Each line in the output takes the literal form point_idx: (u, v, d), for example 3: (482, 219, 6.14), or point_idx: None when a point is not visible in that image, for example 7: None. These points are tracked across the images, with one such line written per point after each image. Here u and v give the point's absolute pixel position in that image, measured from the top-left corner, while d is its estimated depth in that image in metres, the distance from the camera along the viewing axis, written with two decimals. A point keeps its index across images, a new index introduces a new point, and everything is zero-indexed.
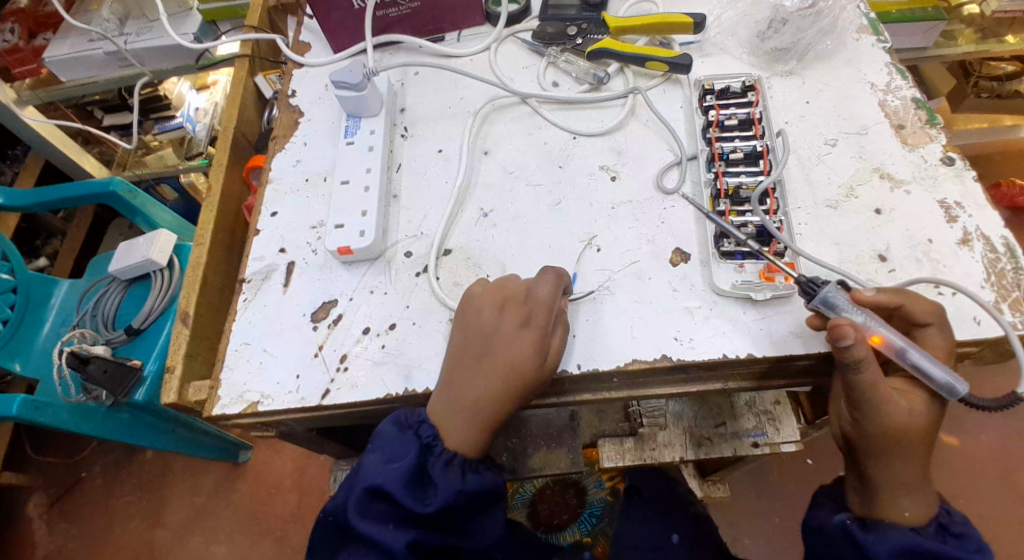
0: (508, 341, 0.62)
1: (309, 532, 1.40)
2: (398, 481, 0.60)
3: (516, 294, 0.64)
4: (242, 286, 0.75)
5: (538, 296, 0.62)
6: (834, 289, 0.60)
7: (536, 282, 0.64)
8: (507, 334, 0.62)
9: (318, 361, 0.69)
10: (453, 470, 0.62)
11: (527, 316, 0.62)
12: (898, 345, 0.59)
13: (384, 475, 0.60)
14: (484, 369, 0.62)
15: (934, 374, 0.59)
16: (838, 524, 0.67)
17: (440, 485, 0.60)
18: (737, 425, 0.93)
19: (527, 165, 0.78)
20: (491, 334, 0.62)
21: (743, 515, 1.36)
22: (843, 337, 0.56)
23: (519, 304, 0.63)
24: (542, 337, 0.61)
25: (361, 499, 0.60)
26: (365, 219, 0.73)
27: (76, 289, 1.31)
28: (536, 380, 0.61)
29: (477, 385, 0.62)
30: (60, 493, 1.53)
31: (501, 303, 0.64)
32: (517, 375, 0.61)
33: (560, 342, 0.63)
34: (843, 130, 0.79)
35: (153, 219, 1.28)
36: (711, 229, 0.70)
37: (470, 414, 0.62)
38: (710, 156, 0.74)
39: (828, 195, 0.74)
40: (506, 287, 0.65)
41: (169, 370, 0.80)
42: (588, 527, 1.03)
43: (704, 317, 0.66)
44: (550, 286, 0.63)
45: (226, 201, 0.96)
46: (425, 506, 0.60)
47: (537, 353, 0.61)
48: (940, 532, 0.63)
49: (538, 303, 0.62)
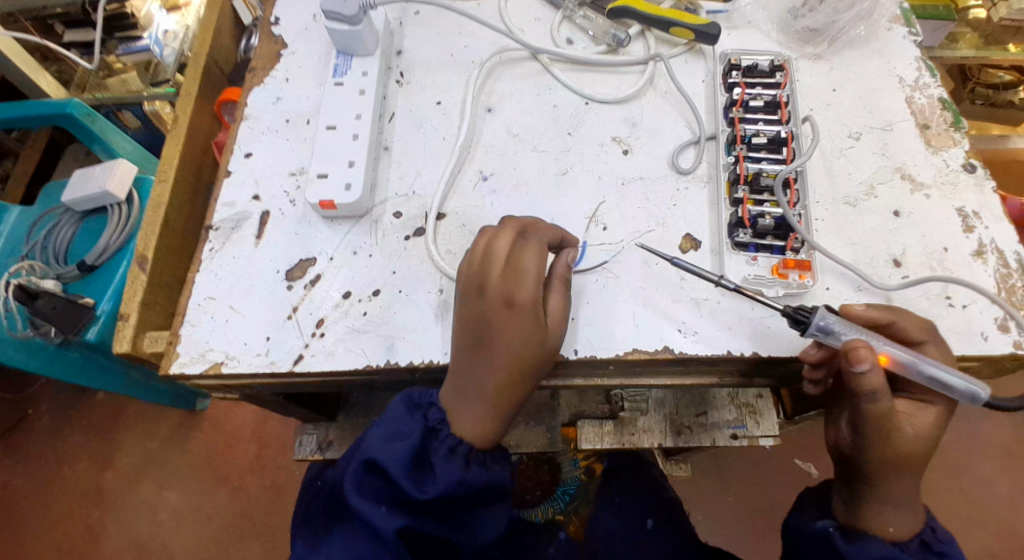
0: (501, 325, 0.56)
1: (268, 484, 1.36)
2: (397, 460, 0.55)
3: (492, 268, 0.56)
4: (210, 233, 0.68)
5: (521, 270, 0.56)
6: (825, 312, 0.55)
7: (517, 250, 0.57)
8: (492, 313, 0.56)
9: (291, 324, 0.63)
10: (456, 458, 0.56)
11: (507, 298, 0.56)
12: (906, 360, 0.55)
13: (383, 452, 0.56)
14: (483, 356, 0.56)
15: (953, 383, 0.54)
16: (820, 531, 0.63)
17: (439, 472, 0.55)
18: (717, 415, 0.85)
19: (534, 128, 0.72)
20: (478, 315, 0.56)
21: (699, 493, 1.33)
22: (858, 361, 0.52)
23: (502, 279, 0.56)
24: (536, 314, 0.55)
25: (357, 474, 0.56)
26: (352, 171, 0.66)
27: (28, 217, 1.19)
28: (539, 356, 0.56)
29: (484, 372, 0.56)
30: (1, 430, 1.44)
31: (479, 282, 0.57)
32: (520, 358, 0.56)
33: (559, 306, 0.58)
34: (868, 124, 0.74)
35: (113, 149, 1.17)
36: (726, 218, 0.65)
37: (480, 399, 0.56)
38: (731, 138, 0.69)
39: (847, 192, 0.70)
40: (484, 257, 0.57)
41: (123, 318, 0.72)
42: (562, 505, 0.99)
43: (710, 310, 0.62)
44: (535, 257, 0.57)
45: (194, 136, 0.87)
46: (421, 492, 0.55)
47: (533, 328, 0.55)
48: (923, 550, 0.58)
49: (519, 274, 0.56)
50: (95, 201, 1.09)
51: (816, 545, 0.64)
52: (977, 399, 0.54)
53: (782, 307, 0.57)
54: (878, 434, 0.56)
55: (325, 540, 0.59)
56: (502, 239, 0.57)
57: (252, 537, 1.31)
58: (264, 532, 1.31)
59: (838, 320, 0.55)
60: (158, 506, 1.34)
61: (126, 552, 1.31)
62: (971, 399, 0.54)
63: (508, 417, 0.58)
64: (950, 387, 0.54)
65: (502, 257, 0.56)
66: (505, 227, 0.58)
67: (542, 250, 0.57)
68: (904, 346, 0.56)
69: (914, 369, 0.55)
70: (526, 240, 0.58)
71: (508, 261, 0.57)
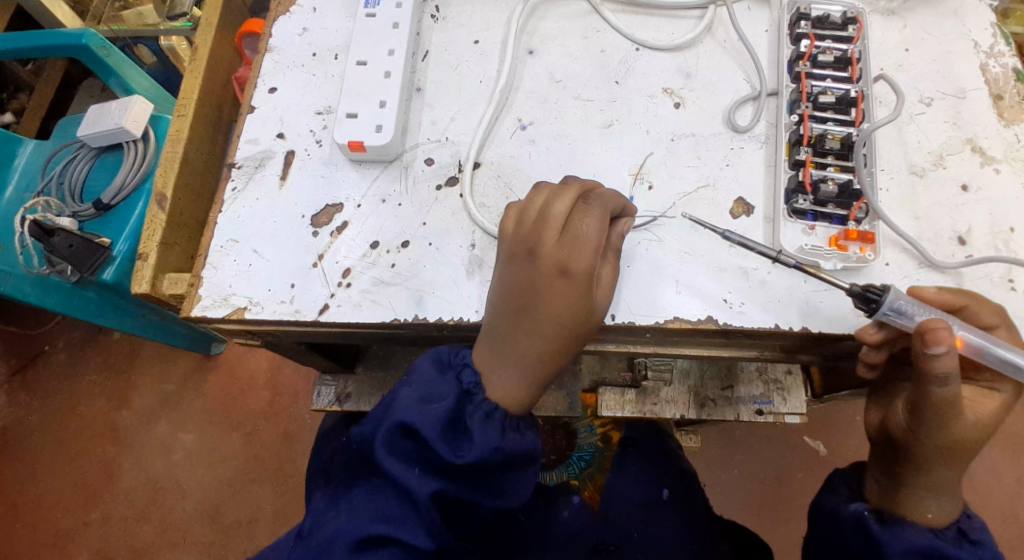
0: (549, 292, 0.52)
1: (279, 432, 1.36)
2: (431, 424, 0.53)
3: (547, 235, 0.52)
4: (231, 171, 0.64)
5: (580, 236, 0.52)
6: (897, 294, 0.52)
7: (575, 215, 0.52)
8: (542, 281, 0.52)
9: (316, 272, 0.60)
10: (492, 424, 0.54)
11: (563, 266, 0.52)
12: (980, 343, 0.53)
13: (417, 415, 0.53)
14: (524, 323, 0.53)
15: None
16: (852, 515, 0.61)
17: (476, 438, 0.53)
18: (742, 390, 0.79)
19: (579, 75, 0.67)
20: (523, 281, 0.53)
21: (708, 463, 1.25)
22: (936, 343, 0.49)
23: (557, 246, 0.52)
24: (588, 285, 0.52)
25: (388, 434, 0.54)
26: (383, 112, 0.62)
27: (43, 151, 1.16)
28: (585, 329, 0.53)
29: (523, 339, 0.53)
30: (22, 363, 1.45)
31: (529, 246, 0.53)
32: (564, 329, 0.53)
33: (611, 276, 0.55)
34: (940, 89, 0.68)
35: (128, 84, 1.12)
36: (785, 181, 0.60)
37: (516, 366, 0.54)
38: (795, 96, 0.63)
39: (912, 161, 0.64)
40: (537, 219, 0.53)
41: (141, 258, 0.70)
42: (576, 471, 0.92)
43: (761, 281, 0.58)
44: (597, 224, 0.52)
45: (213, 70, 0.82)
46: (457, 457, 0.53)
47: (583, 301, 0.52)
48: (959, 538, 0.56)
49: (578, 240, 0.52)
50: (110, 139, 1.05)
51: (848, 529, 0.61)
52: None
53: (849, 286, 0.53)
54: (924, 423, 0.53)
55: (344, 495, 0.57)
56: (560, 201, 0.52)
57: (264, 480, 1.32)
58: (276, 476, 1.32)
59: (909, 302, 0.52)
60: (173, 446, 1.36)
61: (141, 489, 1.32)
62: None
63: (540, 386, 0.56)
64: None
65: (559, 222, 0.52)
66: (565, 190, 0.53)
67: (604, 217, 0.52)
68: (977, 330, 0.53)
69: (987, 353, 0.52)
70: (586, 204, 0.53)
71: (564, 226, 0.52)
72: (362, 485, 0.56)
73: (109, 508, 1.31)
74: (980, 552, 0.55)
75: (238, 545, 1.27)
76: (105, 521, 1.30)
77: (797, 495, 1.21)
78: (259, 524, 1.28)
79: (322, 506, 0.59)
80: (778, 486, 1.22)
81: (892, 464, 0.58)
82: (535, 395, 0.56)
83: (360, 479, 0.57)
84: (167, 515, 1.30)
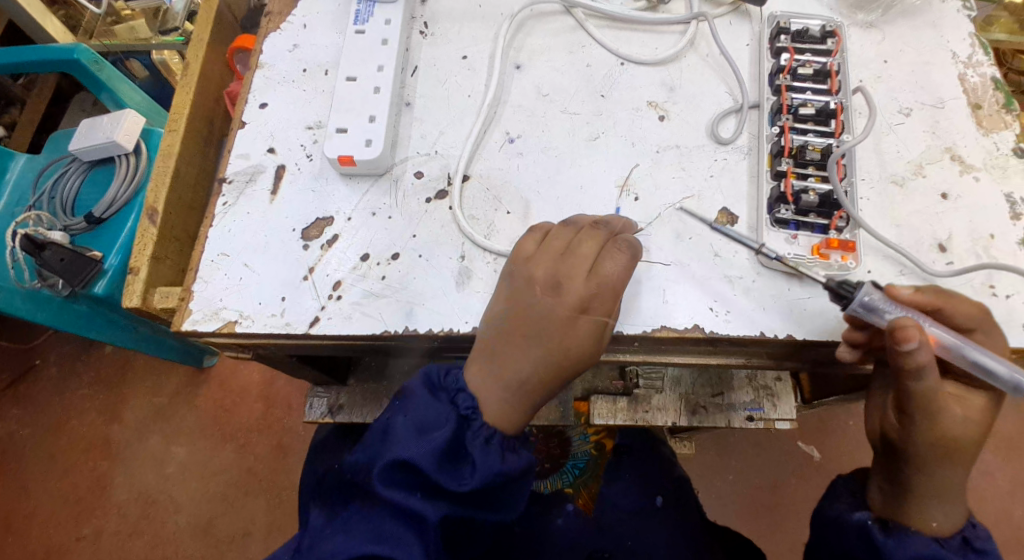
0: (564, 322, 0.54)
1: (274, 444, 1.36)
2: (430, 455, 0.53)
3: (576, 271, 0.55)
4: (222, 186, 0.65)
5: (607, 277, 0.54)
6: (870, 289, 0.53)
7: (603, 256, 0.55)
8: (564, 316, 0.54)
9: (306, 285, 0.60)
10: (492, 448, 0.54)
11: (586, 301, 0.54)
12: (952, 343, 0.54)
13: (415, 448, 0.53)
14: (532, 346, 0.55)
15: (995, 370, 0.53)
16: (856, 522, 0.61)
17: (478, 462, 0.53)
18: (733, 397, 0.80)
19: (565, 88, 0.68)
20: (541, 311, 0.55)
21: (704, 470, 1.25)
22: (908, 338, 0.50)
23: (584, 282, 0.54)
24: (605, 322, 0.54)
25: (386, 467, 0.53)
26: (372, 127, 0.63)
27: (34, 166, 1.16)
28: (587, 361, 0.55)
29: (526, 361, 0.55)
30: (13, 378, 1.44)
31: (555, 280, 0.55)
32: (569, 358, 0.55)
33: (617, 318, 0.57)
34: (919, 99, 0.69)
35: (120, 98, 1.13)
36: (767, 191, 0.62)
37: (514, 391, 0.55)
38: (776, 108, 0.64)
39: (893, 170, 0.66)
40: (565, 256, 0.56)
41: (132, 273, 0.71)
42: (570, 479, 0.93)
43: (745, 289, 0.59)
44: (624, 268, 0.55)
45: (204, 84, 0.83)
46: (459, 485, 0.53)
47: (597, 338, 0.54)
48: (963, 547, 0.56)
49: (607, 282, 0.54)
50: (103, 152, 1.05)
51: (851, 537, 0.61)
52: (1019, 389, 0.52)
53: (825, 280, 0.55)
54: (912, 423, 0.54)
55: (339, 509, 0.57)
56: (588, 242, 0.56)
57: (258, 494, 1.31)
58: (270, 489, 1.31)
59: (882, 298, 0.53)
60: (166, 459, 1.35)
61: (133, 503, 1.31)
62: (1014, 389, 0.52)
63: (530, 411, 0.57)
64: (995, 373, 0.53)
65: (587, 261, 0.55)
66: (595, 232, 0.56)
67: (632, 262, 0.55)
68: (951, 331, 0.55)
69: (960, 354, 0.54)
70: (617, 246, 0.55)
71: (592, 266, 0.55)
72: (359, 496, 0.56)
73: (100, 524, 1.30)
74: None
75: None
76: (97, 536, 1.29)
77: (792, 501, 1.22)
78: (253, 537, 1.28)
79: (319, 524, 0.57)
80: (772, 492, 1.23)
81: (897, 472, 0.58)
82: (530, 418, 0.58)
83: (354, 491, 0.57)
84: (159, 529, 1.29)
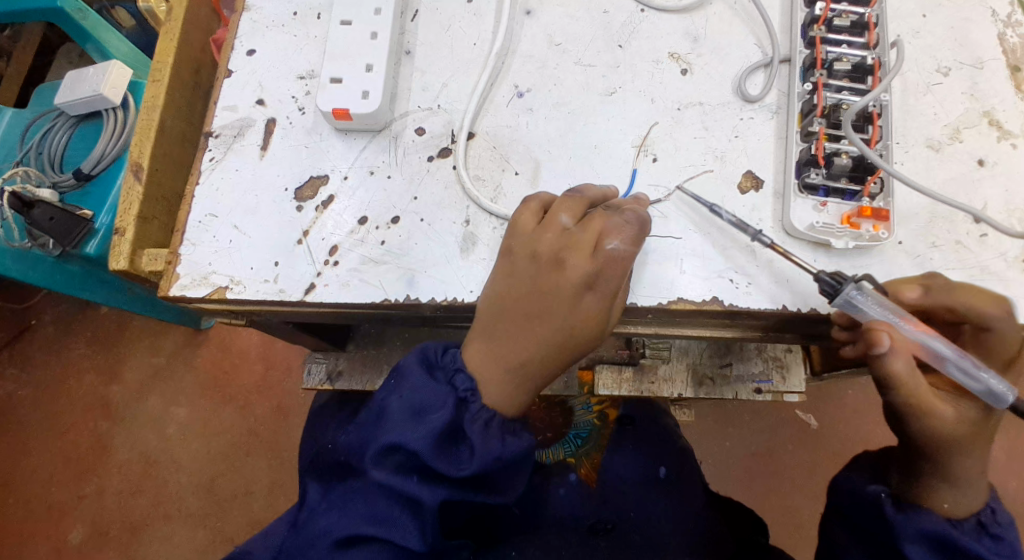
0: (568, 304, 0.50)
1: (273, 407, 1.34)
2: (427, 440, 0.49)
3: (579, 246, 0.49)
4: (208, 140, 0.60)
5: (612, 254, 0.49)
6: (854, 291, 0.49)
7: (609, 229, 0.50)
8: (568, 293, 0.50)
9: (301, 249, 0.56)
10: (492, 433, 0.51)
11: (594, 278, 0.49)
12: (942, 353, 0.49)
13: (411, 431, 0.50)
14: (535, 328, 0.51)
15: (975, 385, 0.49)
16: (868, 495, 0.58)
17: (477, 447, 0.50)
18: (744, 368, 0.77)
19: (580, 38, 0.63)
20: (541, 290, 0.50)
21: (706, 436, 1.22)
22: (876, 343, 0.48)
23: (588, 258, 0.49)
24: (612, 301, 0.50)
25: (379, 451, 0.50)
26: (369, 77, 0.58)
27: (21, 121, 1.10)
28: (593, 343, 0.51)
29: (529, 343, 0.51)
30: (10, 337, 1.42)
31: (557, 255, 0.50)
32: (574, 340, 0.51)
33: (624, 293, 0.52)
34: (958, 58, 0.64)
35: (107, 49, 1.06)
36: (797, 153, 0.57)
37: (517, 372, 0.52)
38: (810, 62, 0.59)
39: (929, 133, 0.61)
40: (570, 231, 0.51)
41: (118, 233, 0.67)
42: (572, 448, 0.86)
43: (767, 259, 0.55)
44: (631, 241, 0.49)
45: (191, 30, 0.77)
46: (458, 469, 0.50)
47: (603, 318, 0.50)
48: (976, 530, 0.53)
49: (612, 258, 0.49)
50: (90, 106, 1.00)
51: (865, 516, 0.58)
52: (1001, 400, 0.49)
53: (816, 272, 0.51)
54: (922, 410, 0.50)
55: (338, 488, 0.54)
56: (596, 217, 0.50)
57: (259, 454, 1.30)
58: (271, 450, 1.30)
59: (869, 300, 0.49)
60: (166, 420, 1.33)
61: (135, 462, 1.31)
62: (993, 399, 0.49)
63: (535, 391, 0.54)
64: (980, 381, 0.49)
65: (593, 235, 0.50)
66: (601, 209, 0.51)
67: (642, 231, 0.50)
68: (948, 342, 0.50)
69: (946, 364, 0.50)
70: (622, 217, 0.50)
71: (598, 240, 0.50)
72: (358, 473, 0.53)
73: (103, 482, 1.30)
74: (1000, 546, 0.53)
75: (236, 518, 1.26)
76: (101, 493, 1.29)
77: (793, 471, 1.19)
78: (255, 496, 1.27)
79: (315, 500, 0.56)
80: (774, 462, 1.20)
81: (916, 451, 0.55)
82: (533, 397, 0.54)
83: (352, 469, 0.54)
84: (162, 487, 1.29)
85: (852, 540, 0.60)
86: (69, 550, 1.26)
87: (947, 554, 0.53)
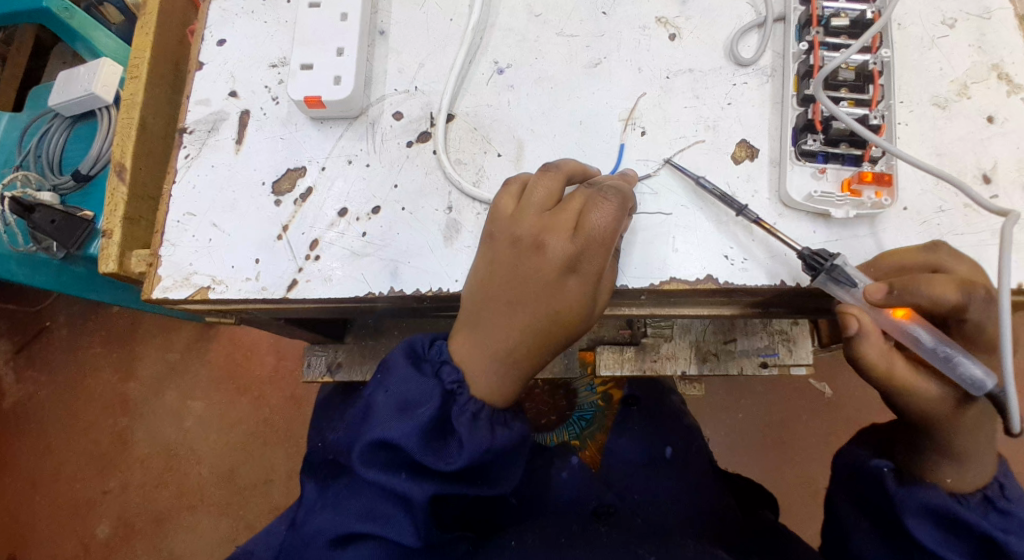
0: (551, 290, 0.48)
1: (284, 399, 1.34)
2: (415, 436, 0.48)
3: (559, 228, 0.48)
4: (183, 137, 0.59)
5: (593, 233, 0.47)
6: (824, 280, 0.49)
7: (589, 207, 0.47)
8: (549, 278, 0.48)
9: (281, 245, 0.55)
10: (481, 425, 0.50)
11: (576, 260, 0.47)
12: (924, 337, 0.48)
13: (398, 428, 0.49)
14: (518, 314, 0.49)
15: (955, 372, 0.47)
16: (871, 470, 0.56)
17: (466, 440, 0.49)
18: (749, 342, 0.74)
19: (562, 5, 0.60)
20: (522, 276, 0.48)
21: (715, 412, 1.21)
22: (846, 326, 0.48)
23: (568, 240, 0.47)
24: (598, 283, 0.48)
25: (366, 448, 0.49)
26: (342, 62, 0.56)
27: (15, 122, 1.09)
28: (582, 328, 0.49)
29: (511, 331, 0.49)
30: (25, 341, 1.43)
31: (536, 239, 0.48)
32: (560, 326, 0.49)
33: (611, 273, 0.50)
34: (965, 7, 0.60)
35: (96, 47, 1.04)
36: (793, 118, 0.55)
37: (503, 362, 0.50)
38: (805, 20, 0.56)
39: (935, 90, 0.58)
40: (549, 213, 0.49)
41: (106, 235, 0.66)
42: (577, 430, 0.89)
43: (763, 234, 0.53)
44: (613, 217, 0.47)
45: (167, 22, 0.74)
46: (446, 464, 0.49)
47: (587, 303, 0.48)
48: (984, 506, 0.51)
49: (593, 237, 0.47)
50: (82, 107, 0.98)
51: (870, 492, 0.57)
52: (978, 387, 0.46)
53: (800, 248, 0.49)
54: (921, 387, 0.48)
55: (334, 486, 0.54)
56: (574, 198, 0.48)
57: (272, 444, 1.31)
58: (283, 441, 1.31)
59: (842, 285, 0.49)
60: (181, 415, 1.34)
61: (154, 458, 1.32)
62: (969, 384, 0.46)
63: (524, 380, 0.52)
64: (955, 366, 0.47)
65: (573, 215, 0.48)
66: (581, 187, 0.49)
67: (621, 210, 0.47)
68: (934, 330, 0.48)
69: (927, 348, 0.48)
70: (601, 194, 0.48)
71: (578, 220, 0.48)
72: (350, 470, 0.52)
73: (125, 478, 1.31)
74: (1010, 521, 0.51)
75: (253, 507, 1.27)
76: (124, 489, 1.31)
77: (803, 444, 1.17)
78: (269, 487, 1.28)
79: (313, 497, 0.56)
80: (784, 434, 1.18)
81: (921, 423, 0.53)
82: (524, 384, 0.53)
83: (346, 467, 0.54)
84: (183, 479, 1.30)
85: (859, 516, 0.58)
86: (97, 544, 1.28)
87: (954, 528, 0.52)
